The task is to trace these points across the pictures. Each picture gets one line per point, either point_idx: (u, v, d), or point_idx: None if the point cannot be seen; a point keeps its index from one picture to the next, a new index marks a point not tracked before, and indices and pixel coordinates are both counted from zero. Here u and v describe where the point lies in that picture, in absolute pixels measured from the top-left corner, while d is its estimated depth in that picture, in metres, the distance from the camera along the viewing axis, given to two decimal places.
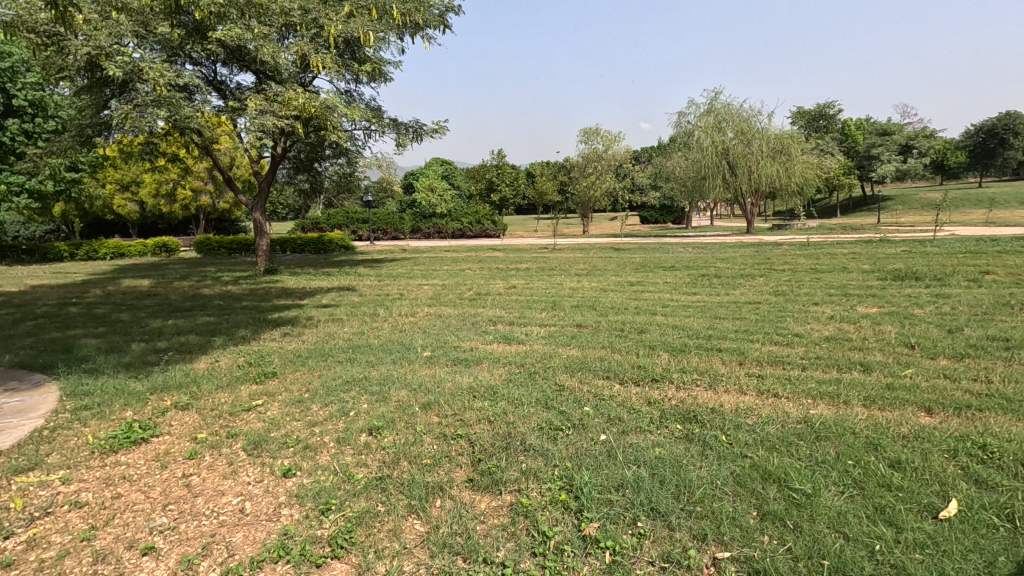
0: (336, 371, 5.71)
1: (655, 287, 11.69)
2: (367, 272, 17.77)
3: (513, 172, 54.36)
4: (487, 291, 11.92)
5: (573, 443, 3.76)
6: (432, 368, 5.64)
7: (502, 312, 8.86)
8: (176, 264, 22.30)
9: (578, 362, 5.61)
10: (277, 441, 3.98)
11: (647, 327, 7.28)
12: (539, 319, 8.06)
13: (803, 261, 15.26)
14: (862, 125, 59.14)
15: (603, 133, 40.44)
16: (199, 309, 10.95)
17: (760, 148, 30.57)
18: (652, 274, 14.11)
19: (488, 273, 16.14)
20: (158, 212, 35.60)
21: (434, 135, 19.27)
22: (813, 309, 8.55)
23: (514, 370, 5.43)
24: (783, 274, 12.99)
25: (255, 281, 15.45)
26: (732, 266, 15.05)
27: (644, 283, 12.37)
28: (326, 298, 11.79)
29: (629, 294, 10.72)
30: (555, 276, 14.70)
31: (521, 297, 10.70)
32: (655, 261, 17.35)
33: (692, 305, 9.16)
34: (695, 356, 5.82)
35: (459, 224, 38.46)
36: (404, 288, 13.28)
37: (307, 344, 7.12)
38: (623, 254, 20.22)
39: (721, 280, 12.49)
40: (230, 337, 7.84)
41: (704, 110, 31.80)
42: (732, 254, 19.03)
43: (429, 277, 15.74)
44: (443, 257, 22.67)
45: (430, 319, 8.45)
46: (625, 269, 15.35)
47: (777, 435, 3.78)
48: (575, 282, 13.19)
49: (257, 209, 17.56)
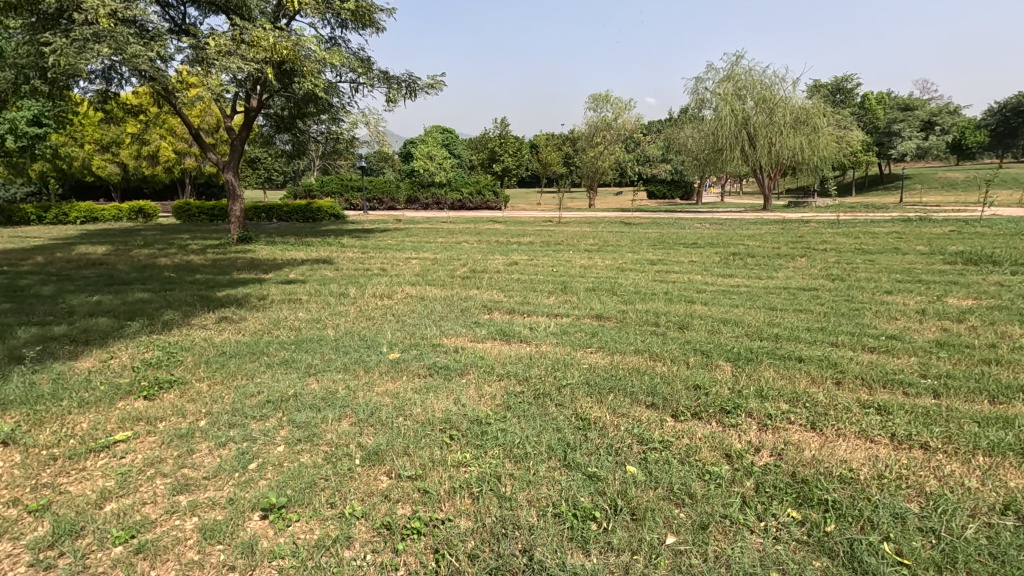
0: (261, 383, 4.01)
1: (681, 266, 9.99)
2: (352, 243, 16.00)
3: (516, 143, 52.09)
4: (483, 268, 10.20)
5: (620, 559, 2.09)
6: (395, 383, 3.91)
7: (500, 295, 7.12)
8: (148, 230, 20.48)
9: (607, 378, 3.87)
10: (97, 531, 2.30)
11: (691, 322, 5.55)
12: (547, 306, 6.34)
13: (844, 240, 13.47)
14: (883, 99, 56.39)
15: (613, 100, 38.01)
16: (143, 282, 9.22)
17: (783, 118, 28.32)
18: (674, 251, 12.35)
19: (488, 247, 14.40)
20: (142, 175, 33.76)
21: (429, 90, 17.28)
22: (890, 300, 6.80)
23: (515, 390, 3.71)
24: (828, 254, 11.19)
25: (224, 251, 13.72)
26: (763, 244, 13.27)
27: (668, 262, 10.65)
28: (295, 272, 10.06)
29: (653, 276, 9.01)
30: (562, 251, 12.95)
31: (523, 276, 9.00)
32: (673, 237, 15.55)
33: (734, 291, 7.44)
34: (774, 371, 4.09)
35: (458, 195, 36.49)
36: (389, 262, 11.55)
37: (241, 335, 5.39)
38: (636, 229, 18.45)
39: (756, 259, 10.77)
40: (152, 321, 6.11)
41: (723, 75, 29.51)
42: (758, 230, 17.20)
43: (420, 250, 14.00)
44: (438, 228, 20.85)
45: (409, 303, 6.72)
46: (641, 245, 13.55)
47: (990, 552, 2.10)
48: (587, 258, 11.46)
49: (229, 168, 15.59)
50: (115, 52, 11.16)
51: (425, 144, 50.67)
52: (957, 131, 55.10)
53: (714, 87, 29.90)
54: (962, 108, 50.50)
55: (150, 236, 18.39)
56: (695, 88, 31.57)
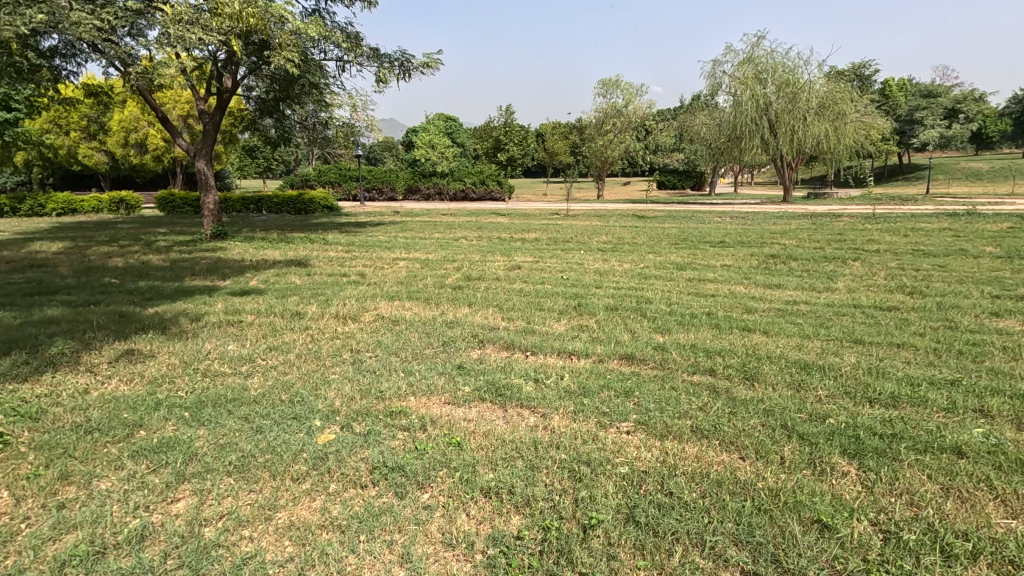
0: (94, 502, 2.44)
1: (713, 273, 8.42)
2: (338, 239, 14.48)
3: (522, 131, 50.28)
4: (481, 273, 8.66)
5: None
6: (311, 509, 2.37)
7: (498, 318, 5.55)
8: (125, 224, 19.06)
9: (666, 504, 2.30)
10: None
11: (760, 369, 3.96)
12: (559, 338, 4.76)
13: (893, 239, 11.85)
14: (904, 86, 54.12)
15: (623, 86, 36.15)
16: (72, 291, 7.70)
17: (808, 104, 26.36)
18: (702, 252, 10.76)
19: (488, 244, 12.89)
20: (131, 164, 32.29)
21: (425, 70, 15.66)
22: (1006, 328, 5.19)
23: (511, 534, 2.17)
24: (884, 257, 9.57)
25: (191, 250, 12.24)
26: (801, 243, 11.68)
27: (698, 266, 9.09)
28: (259, 278, 8.56)
29: (684, 286, 7.44)
30: (572, 251, 11.45)
31: (529, 286, 7.46)
32: (695, 233, 13.99)
33: (795, 313, 5.87)
34: (937, 483, 2.51)
35: (461, 185, 34.86)
36: (373, 264, 10.06)
37: (128, 387, 3.84)
38: (651, 224, 16.93)
39: (800, 264, 9.19)
40: (32, 355, 4.60)
41: (743, 58, 27.68)
42: (788, 226, 15.58)
43: (413, 248, 12.50)
44: (437, 222, 19.35)
45: (377, 329, 5.18)
46: (661, 244, 12.02)
47: None
48: (602, 261, 9.92)
49: (201, 156, 13.97)
50: (51, 19, 9.53)
51: (427, 132, 48.91)
52: (981, 119, 52.97)
53: (732, 71, 28.06)
54: (987, 95, 48.35)
55: (123, 230, 16.92)
56: (711, 72, 29.69)
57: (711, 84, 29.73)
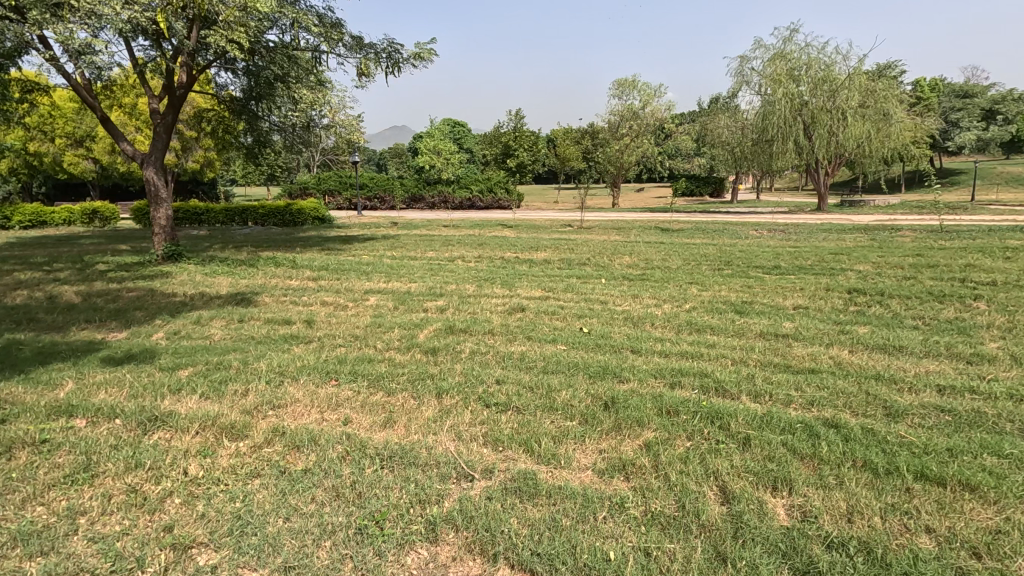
0: None
1: (793, 324, 6.06)
2: (311, 260, 12.37)
3: (532, 136, 48.12)
4: (469, 321, 6.37)
5: None
6: None
7: (476, 441, 3.21)
8: (86, 239, 17.11)
9: None
10: None
11: None
12: (587, 522, 2.42)
13: (994, 263, 9.41)
14: (936, 86, 51.17)
15: (640, 86, 33.82)
16: None
17: (847, 102, 23.77)
18: (758, 283, 8.41)
19: (488, 269, 10.65)
20: (119, 171, 30.59)
21: (416, 63, 13.54)
22: None
23: None
24: (1012, 295, 7.12)
25: (126, 277, 10.11)
26: (880, 270, 9.28)
27: (770, 310, 6.71)
28: (169, 327, 6.32)
29: (765, 351, 5.05)
30: (591, 280, 9.21)
31: (536, 351, 5.13)
32: (736, 253, 11.67)
33: (981, 423, 3.47)
34: None
35: (467, 193, 32.88)
36: (337, 302, 7.83)
37: None
38: (679, 239, 14.69)
39: (900, 305, 6.81)
40: None
41: (773, 54, 25.19)
42: (846, 244, 13.16)
43: (395, 274, 10.27)
44: (434, 237, 17.13)
45: (256, 477, 2.88)
46: (700, 269, 9.78)
47: None
48: (634, 298, 7.61)
49: (150, 164, 11.82)
50: None
51: (433, 136, 46.86)
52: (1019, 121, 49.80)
53: (761, 67, 25.60)
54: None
55: (77, 248, 14.93)
56: (739, 68, 27.19)
57: (738, 82, 27.25)
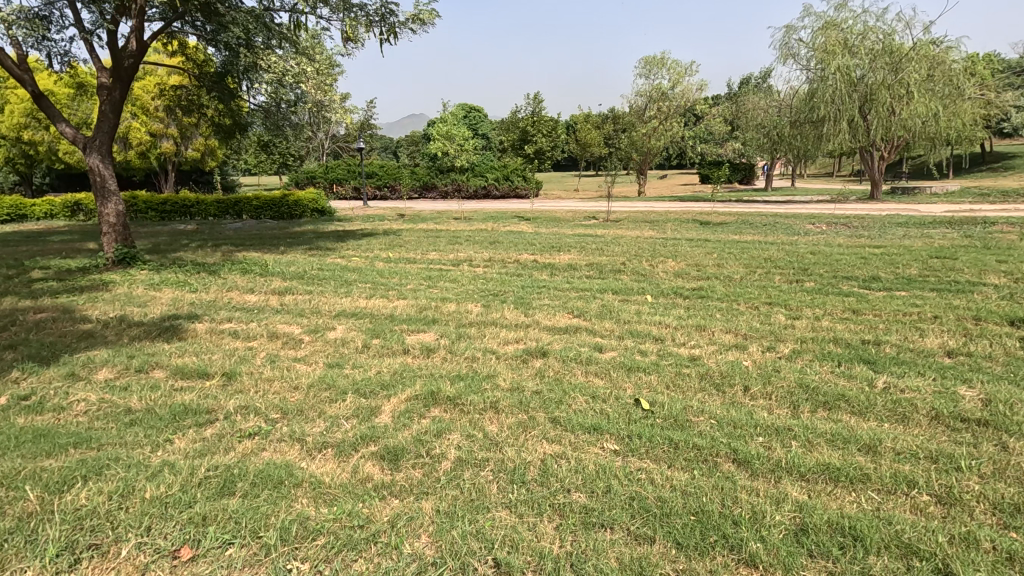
0: None
1: (978, 393, 3.77)
2: (290, 264, 10.36)
3: (552, 121, 45.55)
4: (464, 378, 4.21)
5: None
6: None
7: None
8: (57, 236, 15.33)
9: None
10: None
11: None
12: None
13: None
14: (992, 61, 46.78)
15: (669, 65, 31.10)
16: None
17: (911, 76, 20.87)
18: (869, 308, 6.08)
19: (500, 278, 8.44)
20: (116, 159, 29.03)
21: (412, 27, 11.30)
22: None
23: None
24: None
25: (54, 290, 8.17)
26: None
27: (917, 361, 4.43)
28: (24, 385, 4.28)
29: (981, 472, 2.81)
30: (631, 297, 6.99)
31: (568, 461, 2.94)
32: (810, 258, 9.29)
33: None
34: None
35: (482, 181, 30.62)
36: (288, 335, 5.71)
37: None
38: (728, 237, 12.30)
39: None
40: None
41: (825, 23, 22.35)
42: (940, 242, 10.66)
43: (382, 285, 8.17)
44: (439, 233, 14.97)
45: None
46: (775, 283, 7.47)
47: None
48: (700, 333, 5.35)
49: (93, 149, 9.88)
50: None
51: (447, 122, 44.59)
52: None
53: (811, 38, 22.76)
54: None
55: (39, 247, 13.19)
56: (784, 39, 24.38)
57: (782, 55, 24.40)
